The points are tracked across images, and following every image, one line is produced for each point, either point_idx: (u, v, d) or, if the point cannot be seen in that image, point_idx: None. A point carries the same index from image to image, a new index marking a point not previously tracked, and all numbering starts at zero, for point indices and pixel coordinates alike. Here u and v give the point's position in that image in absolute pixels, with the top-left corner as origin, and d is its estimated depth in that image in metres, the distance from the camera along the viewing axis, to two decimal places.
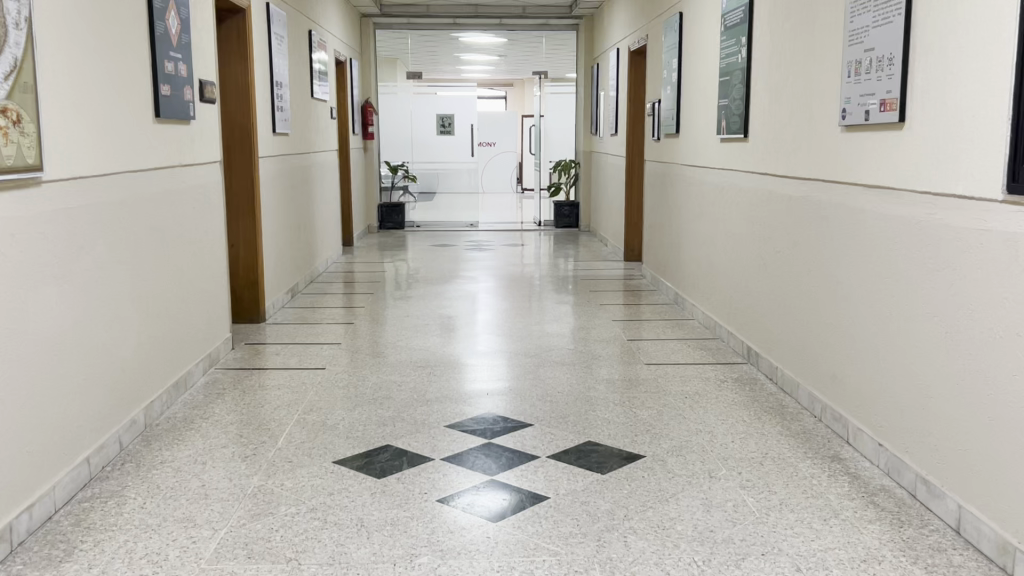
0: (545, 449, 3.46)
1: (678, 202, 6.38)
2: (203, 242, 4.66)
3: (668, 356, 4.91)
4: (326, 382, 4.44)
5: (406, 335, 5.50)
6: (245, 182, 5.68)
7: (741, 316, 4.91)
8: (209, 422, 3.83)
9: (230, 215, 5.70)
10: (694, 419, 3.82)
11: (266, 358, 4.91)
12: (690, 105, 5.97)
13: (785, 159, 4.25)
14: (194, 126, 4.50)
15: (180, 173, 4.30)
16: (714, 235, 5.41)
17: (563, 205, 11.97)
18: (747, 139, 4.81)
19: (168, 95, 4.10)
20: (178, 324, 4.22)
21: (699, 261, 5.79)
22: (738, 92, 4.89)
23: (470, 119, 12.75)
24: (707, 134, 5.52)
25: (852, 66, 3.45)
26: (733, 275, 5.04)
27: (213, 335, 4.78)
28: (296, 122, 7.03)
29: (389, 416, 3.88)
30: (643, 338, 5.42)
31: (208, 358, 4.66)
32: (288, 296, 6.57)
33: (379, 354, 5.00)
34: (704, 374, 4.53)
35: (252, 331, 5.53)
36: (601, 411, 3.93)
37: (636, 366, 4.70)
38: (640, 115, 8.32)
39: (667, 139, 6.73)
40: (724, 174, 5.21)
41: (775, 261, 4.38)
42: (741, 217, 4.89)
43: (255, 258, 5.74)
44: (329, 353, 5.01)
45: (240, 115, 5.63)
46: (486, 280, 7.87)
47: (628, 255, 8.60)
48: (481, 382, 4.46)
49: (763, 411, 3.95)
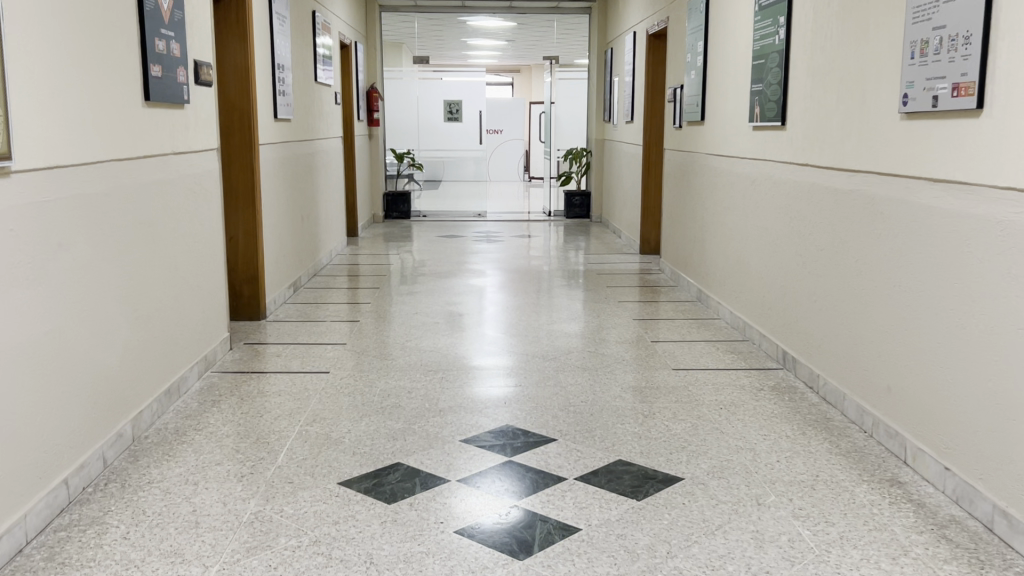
0: (572, 469, 3.13)
1: (703, 194, 6.03)
2: (199, 236, 4.33)
3: (697, 360, 4.57)
4: (330, 387, 4.12)
5: (416, 335, 5.17)
6: (244, 170, 5.34)
7: (776, 318, 4.57)
8: (203, 434, 3.51)
9: (228, 206, 5.36)
10: (733, 434, 3.50)
11: (266, 361, 4.59)
12: (718, 90, 5.62)
13: (831, 150, 3.91)
14: (189, 110, 4.16)
15: (173, 162, 3.96)
16: (745, 230, 5.07)
17: (574, 195, 11.61)
18: (785, 128, 4.46)
19: (159, 77, 3.76)
20: (171, 326, 3.89)
21: (727, 257, 5.45)
22: (775, 76, 4.55)
23: (479, 104, 12.30)
24: (738, 121, 5.18)
25: (917, 47, 3.10)
26: (767, 273, 4.70)
27: (209, 336, 4.45)
28: (299, 107, 6.69)
29: (399, 429, 3.56)
30: (668, 338, 5.09)
31: (204, 360, 4.33)
32: (290, 290, 6.23)
33: (387, 356, 4.67)
34: (738, 382, 4.20)
35: (251, 330, 5.20)
36: (631, 424, 3.60)
37: (664, 372, 4.37)
38: (658, 103, 7.95)
39: (691, 127, 6.37)
40: (757, 164, 4.86)
41: (818, 260, 4.04)
42: (778, 213, 4.54)
43: (254, 252, 5.41)
44: (333, 355, 4.68)
45: (239, 98, 5.28)
46: (497, 274, 7.53)
47: (644, 247, 8.25)
48: (497, 388, 4.12)
49: (807, 424, 3.62)
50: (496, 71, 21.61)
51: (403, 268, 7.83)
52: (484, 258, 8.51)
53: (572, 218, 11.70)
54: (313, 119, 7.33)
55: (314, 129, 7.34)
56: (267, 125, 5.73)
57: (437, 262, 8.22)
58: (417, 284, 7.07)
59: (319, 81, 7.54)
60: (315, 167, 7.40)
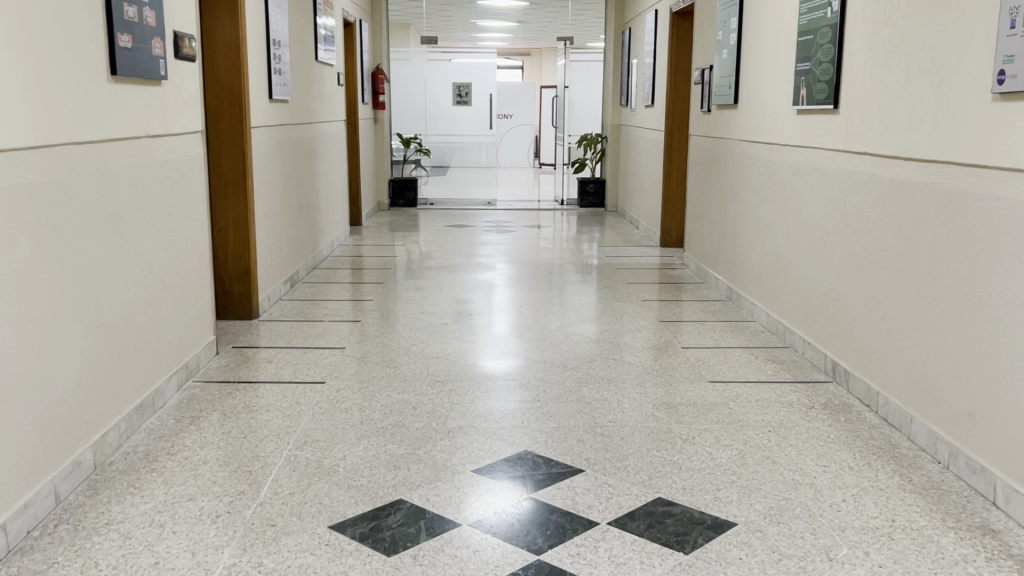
0: (604, 511, 2.67)
1: (735, 184, 5.53)
2: (179, 229, 3.86)
3: (735, 371, 4.11)
4: (325, 400, 3.66)
5: (422, 338, 4.69)
6: (233, 153, 4.86)
7: (824, 325, 4.09)
8: (177, 461, 3.05)
9: (216, 195, 4.89)
10: (787, 466, 3.02)
11: (256, 368, 4.12)
12: (755, 70, 5.11)
13: (898, 137, 3.41)
14: (166, 88, 3.68)
15: (146, 146, 3.49)
16: (786, 225, 4.59)
17: (588, 182, 11.10)
18: (838, 111, 3.96)
19: (129, 48, 3.27)
20: (143, 333, 3.43)
21: (764, 255, 4.96)
22: (827, 53, 4.05)
23: (488, 88, 11.90)
24: (780, 105, 4.68)
25: (1020, 13, 2.60)
26: (814, 275, 4.22)
27: (192, 341, 3.99)
28: (297, 87, 6.21)
29: (403, 455, 3.10)
30: (699, 343, 4.61)
31: (185, 369, 3.87)
32: (286, 285, 5.77)
33: (390, 364, 4.20)
34: (785, 398, 3.73)
35: (241, 332, 4.74)
36: (668, 451, 3.13)
37: (699, 384, 3.90)
38: (682, 86, 7.44)
39: (721, 111, 5.87)
40: (801, 153, 4.38)
41: (880, 263, 3.55)
42: (828, 208, 4.05)
43: (245, 245, 4.95)
44: (330, 363, 4.21)
45: (228, 74, 4.80)
46: (508, 267, 7.05)
47: (664, 240, 7.75)
48: (513, 402, 3.65)
49: (871, 453, 3.15)
50: (506, 54, 21.15)
51: (409, 261, 7.35)
52: (494, 249, 8.03)
53: (586, 207, 11.20)
54: (313, 100, 6.84)
55: (314, 112, 6.86)
56: (260, 106, 5.25)
57: (445, 254, 7.75)
58: (423, 278, 6.60)
59: (320, 60, 7.06)
60: (315, 152, 6.92)
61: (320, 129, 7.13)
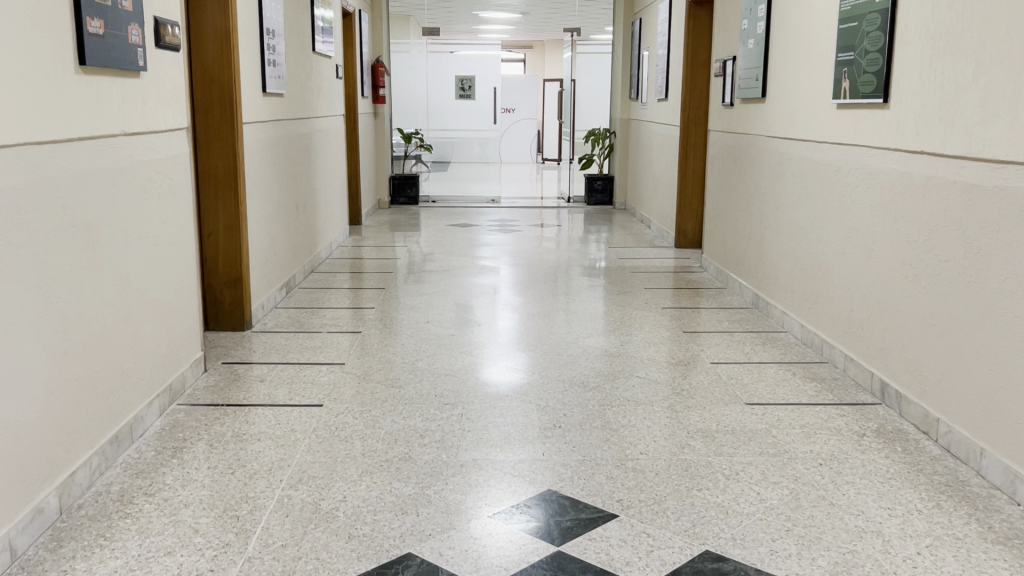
0: (646, 569, 2.30)
1: (763, 184, 5.16)
2: (162, 237, 3.50)
3: (772, 391, 3.75)
4: (324, 427, 3.30)
5: (427, 352, 4.32)
6: (225, 153, 4.49)
7: (871, 340, 3.74)
8: (155, 503, 2.68)
9: (205, 197, 4.53)
10: (847, 509, 2.67)
11: (248, 387, 3.76)
12: (787, 60, 4.74)
13: (964, 135, 3.04)
14: (146, 81, 3.31)
15: (121, 147, 3.10)
16: (824, 230, 4.23)
17: (595, 179, 10.74)
18: (888, 106, 3.60)
19: (101, 35, 2.88)
20: (120, 356, 3.06)
21: (797, 260, 4.59)
22: (874, 42, 3.68)
23: (494, 81, 11.48)
24: (817, 99, 4.31)
25: None
26: (858, 285, 3.86)
27: (177, 360, 3.63)
28: (293, 80, 5.84)
29: (411, 495, 2.74)
30: (729, 356, 4.25)
31: (169, 392, 3.51)
32: (281, 292, 5.40)
33: (394, 383, 3.83)
34: (832, 425, 3.37)
35: (232, 346, 4.37)
36: (711, 491, 2.77)
37: (736, 407, 3.53)
38: (698, 79, 7.08)
39: (746, 104, 5.49)
40: (843, 151, 4.01)
41: (941, 276, 3.19)
42: (876, 212, 3.69)
43: (237, 251, 4.59)
44: (328, 382, 3.84)
45: (218, 68, 4.42)
46: (517, 270, 6.68)
47: (679, 240, 7.40)
48: (531, 429, 3.29)
49: (940, 493, 2.79)
50: (507, 47, 20.75)
51: (411, 263, 6.98)
52: (499, 250, 7.66)
53: (593, 204, 10.82)
54: (311, 94, 6.47)
55: (311, 106, 6.48)
56: (254, 101, 4.87)
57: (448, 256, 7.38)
58: (428, 282, 6.23)
59: (317, 52, 6.68)
60: (313, 149, 6.55)
61: (318, 125, 6.75)
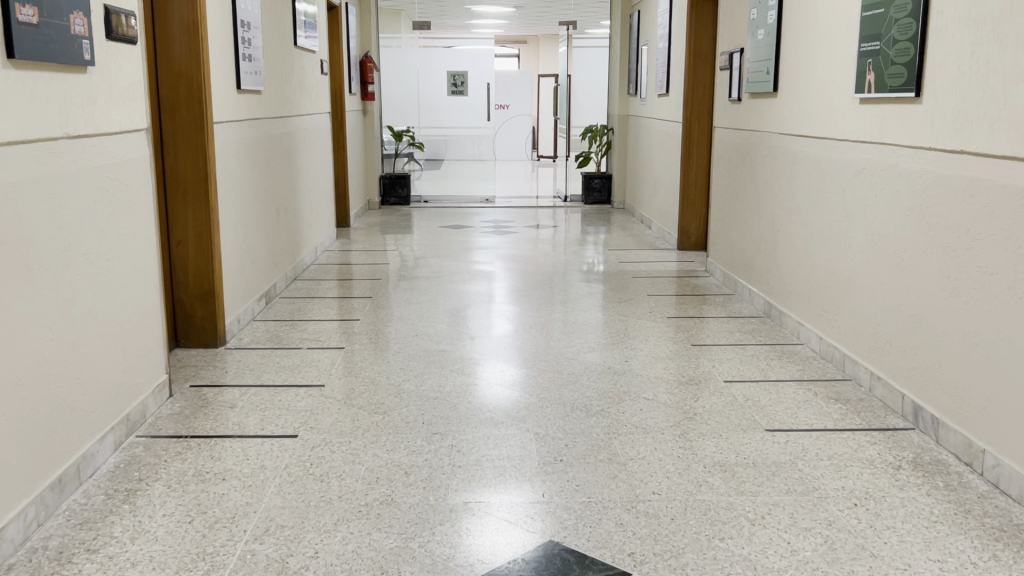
0: None
1: (775, 185, 4.82)
2: (118, 250, 3.14)
3: (793, 414, 3.41)
4: (298, 464, 2.95)
5: (416, 371, 3.96)
6: (194, 155, 4.14)
7: (902, 358, 3.40)
8: (97, 562, 2.33)
9: (173, 202, 4.18)
10: (892, 564, 2.32)
11: (217, 415, 3.41)
12: (802, 50, 4.39)
13: (1014, 132, 2.70)
14: (95, 78, 2.95)
15: (62, 151, 2.74)
16: (846, 236, 3.88)
17: (593, 178, 10.36)
18: (921, 100, 3.25)
19: (37, 24, 2.52)
20: (64, 388, 2.71)
21: (814, 267, 4.25)
22: (904, 29, 3.34)
23: (487, 77, 11.10)
24: (837, 93, 3.97)
25: None
26: (887, 298, 3.52)
27: (136, 387, 3.27)
28: (272, 76, 5.48)
29: (393, 549, 2.39)
30: (744, 373, 3.90)
31: (126, 424, 3.15)
32: (259, 303, 5.05)
33: (378, 408, 3.47)
34: (864, 456, 3.02)
35: (202, 366, 4.02)
36: (735, 541, 2.43)
37: (756, 435, 3.19)
38: (701, 72, 6.73)
39: (756, 99, 5.15)
40: (869, 149, 3.67)
41: (986, 290, 2.85)
42: (909, 217, 3.34)
43: (208, 260, 4.23)
44: (306, 408, 3.49)
45: (185, 62, 4.07)
46: (512, 276, 6.33)
47: (682, 242, 7.06)
48: (529, 464, 2.94)
49: (996, 541, 2.44)
50: (502, 41, 20.35)
51: (401, 268, 6.63)
52: (494, 254, 7.31)
53: (591, 203, 10.46)
54: (292, 91, 6.10)
55: (292, 104, 6.11)
56: (227, 98, 4.51)
57: (440, 260, 7.02)
58: (419, 289, 5.87)
59: (299, 46, 6.31)
60: (295, 148, 6.19)
61: (301, 124, 6.40)
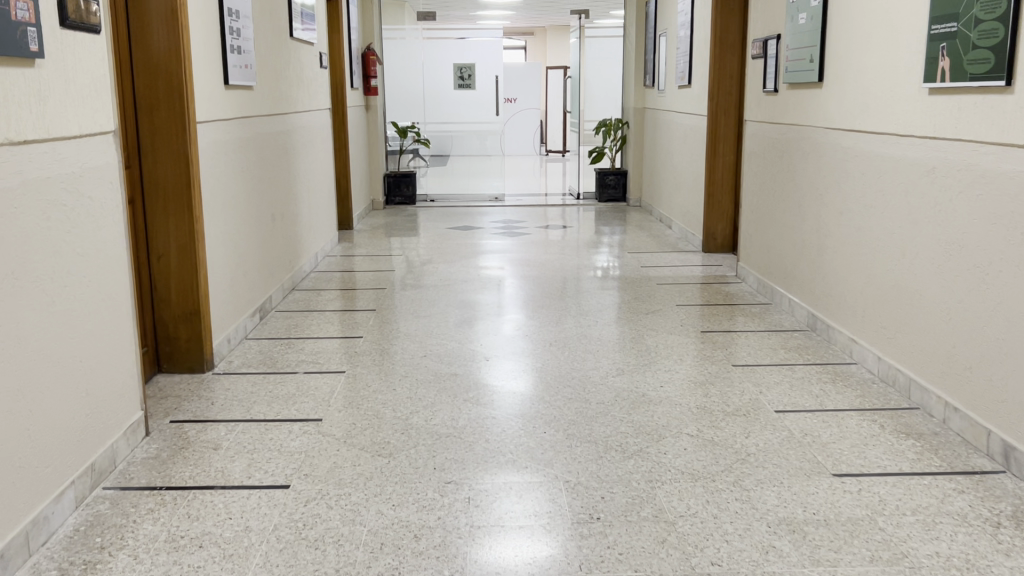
0: None
1: (821, 185, 4.36)
2: (80, 272, 2.69)
3: (861, 454, 2.96)
4: (289, 525, 2.51)
5: (426, 400, 3.51)
6: (176, 160, 3.70)
7: (987, 390, 2.94)
8: None
9: (153, 213, 3.73)
10: None
11: (198, 459, 2.97)
12: (855, 34, 3.92)
13: None
14: (43, 72, 2.49)
15: (3, 160, 2.29)
16: (914, 244, 3.42)
17: (608, 174, 9.92)
18: (1012, 88, 2.78)
19: None
20: (8, 442, 2.27)
21: (871, 279, 3.79)
22: (991, 7, 2.86)
23: (495, 70, 10.61)
24: (900, 83, 3.50)
25: None
26: (967, 318, 3.06)
27: (105, 431, 2.84)
28: (265, 70, 5.02)
29: None
30: (794, 401, 3.46)
31: (92, 474, 2.72)
32: (252, 318, 4.62)
33: (383, 449, 3.02)
34: (955, 510, 2.57)
35: (185, 396, 3.58)
36: None
37: (822, 484, 2.74)
38: (728, 60, 6.26)
39: (796, 90, 4.67)
40: (943, 147, 3.20)
41: None
42: (997, 224, 2.88)
43: (192, 277, 3.79)
44: (300, 449, 3.05)
45: (164, 56, 3.62)
46: (527, 284, 5.88)
47: (708, 244, 6.61)
48: (562, 523, 2.49)
49: None
50: (509, 34, 19.90)
51: (407, 275, 6.18)
52: (506, 258, 6.85)
53: (605, 201, 10.01)
54: (288, 85, 5.65)
55: (289, 100, 5.67)
56: (213, 95, 4.06)
57: (448, 265, 6.57)
58: (427, 299, 5.42)
59: (296, 39, 5.86)
60: (292, 149, 5.76)
61: (298, 121, 5.95)
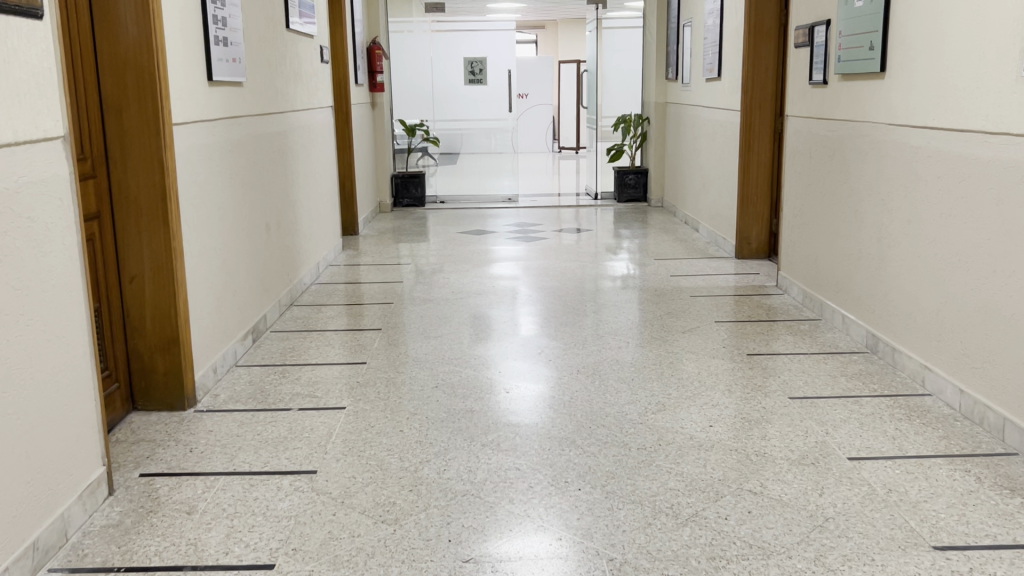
0: None
1: (883, 190, 3.85)
2: (15, 309, 2.21)
3: (964, 518, 2.45)
4: None
5: (438, 446, 3.02)
6: (149, 167, 3.22)
7: None
8: None
9: (124, 228, 3.26)
10: None
11: (166, 527, 2.49)
12: (928, 16, 3.40)
13: None
14: None
15: None
16: (1010, 261, 2.90)
17: (627, 173, 9.42)
18: None
19: None
20: None
21: (951, 298, 3.28)
22: None
23: (509, 63, 10.10)
24: (990, 71, 2.98)
25: None
26: None
27: (54, 499, 2.37)
28: (256, 64, 4.53)
29: None
30: (869, 445, 2.95)
31: (34, 554, 2.24)
32: (245, 342, 4.18)
33: (387, 513, 2.54)
34: None
35: (161, 440, 3.10)
36: None
37: (925, 562, 2.23)
38: (762, 51, 5.74)
39: (852, 81, 4.15)
40: None
41: None
42: None
43: (170, 300, 3.31)
44: (290, 512, 2.57)
45: (134, 51, 3.13)
46: (547, 296, 5.38)
47: (742, 249, 6.10)
48: None
49: None
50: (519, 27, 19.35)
51: (415, 287, 5.68)
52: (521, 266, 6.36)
53: (624, 201, 9.51)
54: (284, 82, 5.16)
55: (285, 97, 5.18)
56: (194, 93, 3.58)
57: (459, 274, 6.07)
58: (439, 315, 4.93)
59: (292, 30, 5.36)
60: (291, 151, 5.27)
61: (296, 121, 5.46)
